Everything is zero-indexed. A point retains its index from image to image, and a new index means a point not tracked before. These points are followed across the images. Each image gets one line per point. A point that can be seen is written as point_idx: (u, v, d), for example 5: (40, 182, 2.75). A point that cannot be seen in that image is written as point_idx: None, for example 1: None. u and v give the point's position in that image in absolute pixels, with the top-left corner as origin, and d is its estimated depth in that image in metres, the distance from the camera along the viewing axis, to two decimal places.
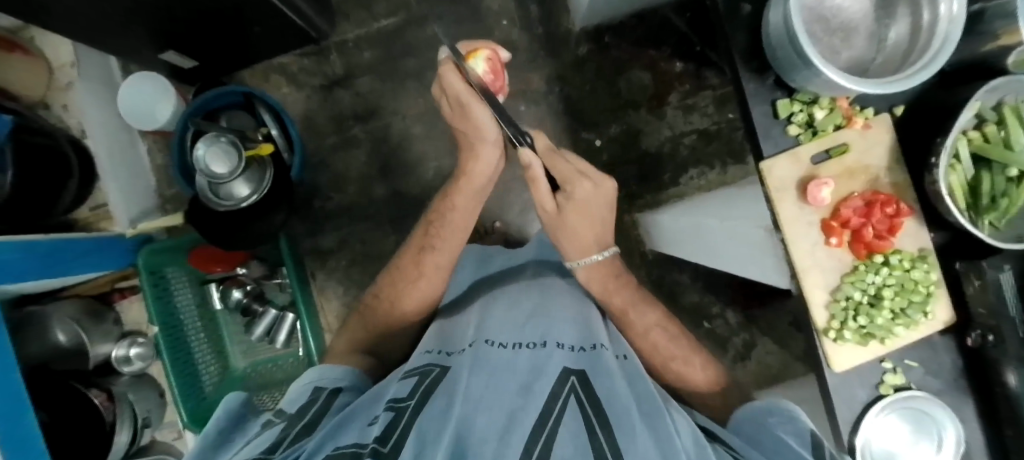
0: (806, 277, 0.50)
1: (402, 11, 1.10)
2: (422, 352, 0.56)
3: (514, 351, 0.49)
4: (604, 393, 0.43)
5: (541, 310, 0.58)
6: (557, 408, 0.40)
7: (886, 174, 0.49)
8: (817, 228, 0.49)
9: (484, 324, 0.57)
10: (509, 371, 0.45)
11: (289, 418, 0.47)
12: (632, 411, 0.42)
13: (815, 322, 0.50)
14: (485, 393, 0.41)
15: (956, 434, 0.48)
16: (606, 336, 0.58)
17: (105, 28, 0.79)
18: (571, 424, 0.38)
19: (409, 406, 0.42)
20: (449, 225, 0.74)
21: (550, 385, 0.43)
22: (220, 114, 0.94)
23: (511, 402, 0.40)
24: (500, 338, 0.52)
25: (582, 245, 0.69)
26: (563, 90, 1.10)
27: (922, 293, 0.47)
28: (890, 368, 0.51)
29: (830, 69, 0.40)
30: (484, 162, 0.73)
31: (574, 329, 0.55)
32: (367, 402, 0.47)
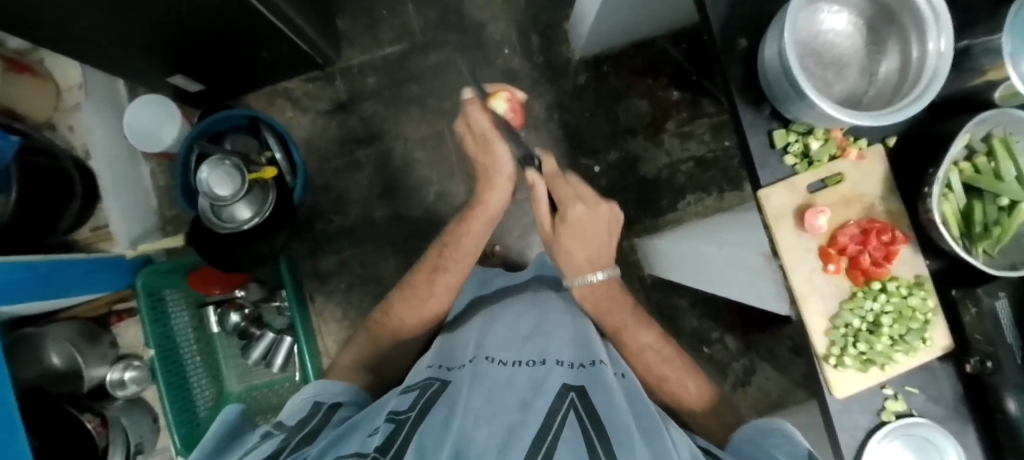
0: (806, 305, 0.50)
1: (407, 39, 1.13)
2: (422, 366, 0.55)
3: (514, 367, 0.48)
4: (602, 410, 0.42)
5: (542, 326, 0.57)
6: (556, 424, 0.39)
7: (881, 202, 0.50)
8: (815, 254, 0.50)
9: (485, 340, 0.56)
10: (510, 386, 0.44)
11: (287, 429, 0.46)
12: (631, 428, 0.41)
13: (816, 348, 0.50)
14: (486, 408, 0.41)
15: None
16: (608, 355, 0.57)
17: (116, 52, 0.81)
18: (571, 438, 0.38)
19: (408, 420, 0.42)
20: (464, 250, 0.76)
21: (549, 400, 0.42)
22: (225, 136, 0.96)
23: (511, 418, 0.40)
24: (500, 354, 0.51)
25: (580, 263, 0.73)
26: (563, 116, 1.13)
27: (920, 320, 0.48)
28: (892, 395, 0.51)
29: (825, 102, 0.41)
30: (497, 194, 0.78)
31: (574, 346, 0.55)
32: (367, 414, 0.46)
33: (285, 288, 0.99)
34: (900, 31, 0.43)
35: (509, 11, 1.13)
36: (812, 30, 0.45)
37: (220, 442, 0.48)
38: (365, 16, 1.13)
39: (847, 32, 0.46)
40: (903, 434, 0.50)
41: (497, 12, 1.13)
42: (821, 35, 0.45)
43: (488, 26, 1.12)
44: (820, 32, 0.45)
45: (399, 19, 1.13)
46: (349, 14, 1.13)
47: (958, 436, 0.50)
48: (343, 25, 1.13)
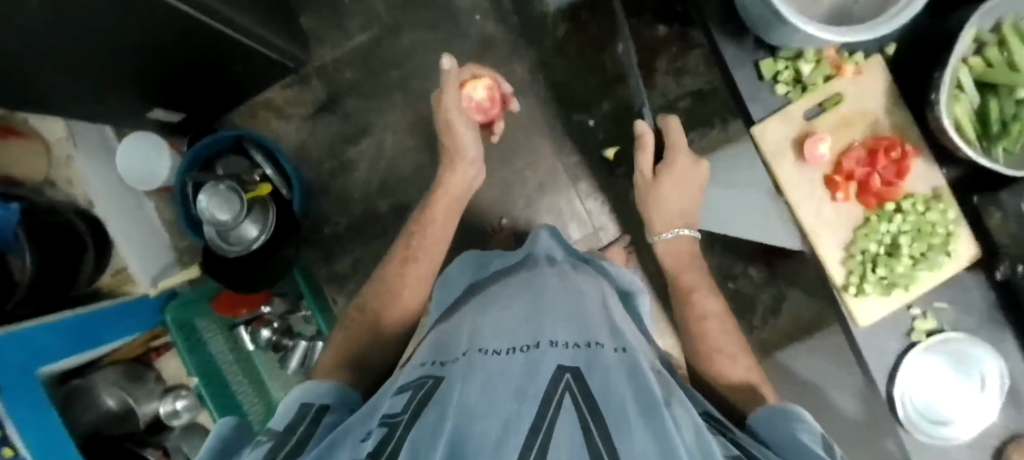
0: (818, 238, 0.49)
1: (375, 25, 1.09)
2: (415, 363, 0.54)
3: (509, 357, 0.47)
4: (599, 392, 0.41)
5: (536, 310, 0.56)
6: (552, 410, 0.38)
7: (887, 117, 0.47)
8: (821, 185, 0.48)
9: (478, 331, 0.55)
10: (504, 377, 0.43)
11: (276, 435, 0.42)
12: (628, 409, 0.39)
13: (833, 279, 0.49)
14: (479, 401, 0.40)
15: (998, 368, 0.47)
16: (604, 330, 0.56)
17: (93, 101, 0.81)
18: (566, 424, 0.37)
19: (401, 422, 0.40)
20: (428, 237, 0.77)
21: (543, 386, 0.42)
22: (215, 162, 0.94)
23: (505, 410, 0.39)
24: (494, 345, 0.50)
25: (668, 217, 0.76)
26: (549, 75, 1.08)
27: (941, 234, 0.46)
28: (920, 314, 0.49)
29: (809, 24, 0.38)
30: (460, 176, 0.80)
31: (568, 326, 0.53)
32: (361, 416, 0.45)
33: (305, 295, 1.02)
34: None
35: None
36: None
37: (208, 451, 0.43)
38: (329, 10, 1.09)
39: None
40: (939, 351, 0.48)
41: None
42: None
43: None
44: None
45: (363, 6, 1.09)
46: (312, 10, 1.09)
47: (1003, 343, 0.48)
48: (308, 23, 1.09)
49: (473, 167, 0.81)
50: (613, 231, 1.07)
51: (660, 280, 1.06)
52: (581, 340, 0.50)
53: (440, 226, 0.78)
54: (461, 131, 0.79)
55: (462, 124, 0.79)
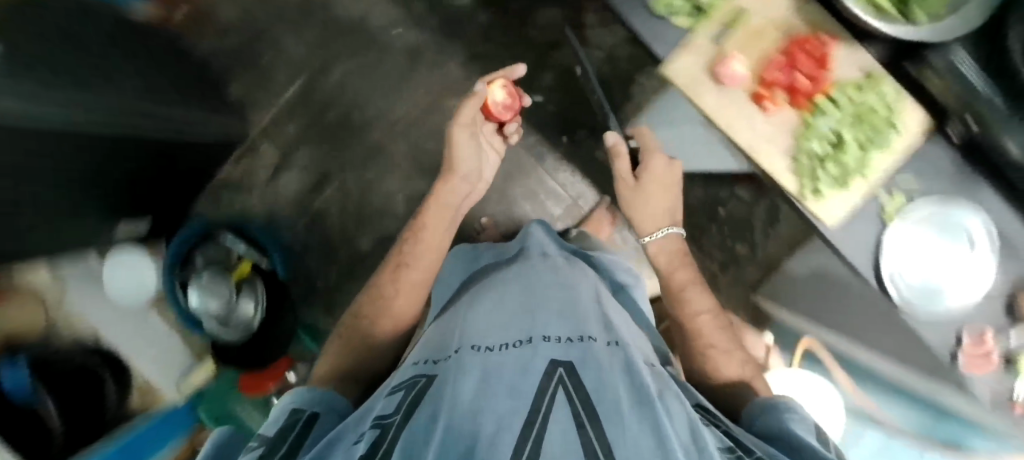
0: (762, 155, 0.47)
1: (292, 71, 1.02)
2: (411, 361, 0.54)
3: (504, 356, 0.47)
4: (592, 386, 0.41)
5: (529, 308, 0.56)
6: (544, 403, 0.39)
7: (793, 17, 0.46)
8: (749, 101, 0.47)
9: (469, 331, 0.55)
10: (499, 373, 0.44)
11: (266, 441, 0.43)
12: (621, 404, 0.40)
13: (788, 190, 0.48)
14: (474, 398, 0.41)
15: (982, 224, 0.47)
16: (596, 321, 0.55)
17: (61, 244, 0.81)
18: (559, 417, 0.37)
19: (394, 423, 0.42)
20: (421, 246, 0.70)
21: (536, 381, 0.42)
22: (193, 254, 0.93)
23: (499, 407, 0.39)
24: (488, 343, 0.50)
25: (654, 215, 0.65)
26: (481, 64, 1.00)
27: (880, 116, 0.45)
28: (888, 197, 0.48)
29: None
30: (452, 191, 0.75)
31: (559, 320, 0.53)
32: (358, 419, 0.46)
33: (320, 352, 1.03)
34: None
35: None
36: None
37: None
38: None
39: None
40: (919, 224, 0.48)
41: None
42: None
43: (367, 13, 1.01)
44: None
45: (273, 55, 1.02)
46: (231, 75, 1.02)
47: (981, 197, 0.47)
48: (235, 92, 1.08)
49: (464, 183, 0.76)
50: (591, 195, 1.06)
51: None
52: (574, 334, 0.50)
53: (432, 240, 0.71)
54: (460, 143, 0.73)
55: (466, 137, 0.74)
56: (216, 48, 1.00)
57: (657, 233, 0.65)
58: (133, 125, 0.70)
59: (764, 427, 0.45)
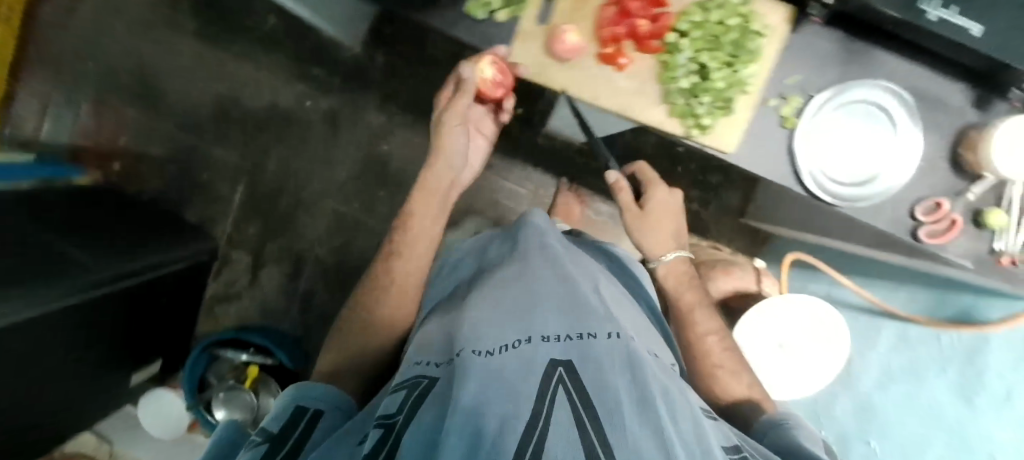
0: (635, 111, 0.46)
1: (230, 177, 1.03)
2: (404, 362, 0.37)
3: (499, 352, 0.31)
4: (596, 382, 0.28)
5: (525, 281, 0.41)
6: (541, 410, 0.25)
7: None
8: (600, 65, 0.45)
9: (461, 316, 0.38)
10: (503, 366, 0.29)
11: (268, 436, 0.32)
12: (625, 409, 0.26)
13: (676, 133, 0.46)
14: (478, 388, 0.27)
15: (891, 96, 0.44)
16: (594, 299, 0.40)
17: (82, 425, 0.84)
18: (561, 427, 0.24)
19: (397, 422, 0.28)
20: (413, 243, 0.57)
21: (531, 381, 0.28)
22: (209, 378, 0.97)
23: (494, 410, 0.25)
24: (478, 335, 0.33)
25: (661, 239, 0.58)
26: (397, 101, 0.99)
27: (734, 29, 0.43)
28: (780, 101, 0.45)
29: None
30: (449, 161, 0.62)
31: (559, 302, 0.38)
32: (357, 426, 0.32)
33: None
34: None
35: (275, 69, 0.99)
36: None
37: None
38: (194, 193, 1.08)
39: None
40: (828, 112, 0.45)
41: (270, 77, 0.99)
42: None
43: (276, 98, 1.00)
44: None
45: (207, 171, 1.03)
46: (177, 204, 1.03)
47: (878, 66, 0.45)
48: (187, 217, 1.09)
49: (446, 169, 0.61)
50: (552, 182, 1.02)
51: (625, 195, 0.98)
52: (574, 324, 0.35)
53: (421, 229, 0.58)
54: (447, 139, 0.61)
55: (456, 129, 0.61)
56: (164, 183, 1.03)
57: (666, 256, 0.57)
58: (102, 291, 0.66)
59: (773, 439, 0.38)
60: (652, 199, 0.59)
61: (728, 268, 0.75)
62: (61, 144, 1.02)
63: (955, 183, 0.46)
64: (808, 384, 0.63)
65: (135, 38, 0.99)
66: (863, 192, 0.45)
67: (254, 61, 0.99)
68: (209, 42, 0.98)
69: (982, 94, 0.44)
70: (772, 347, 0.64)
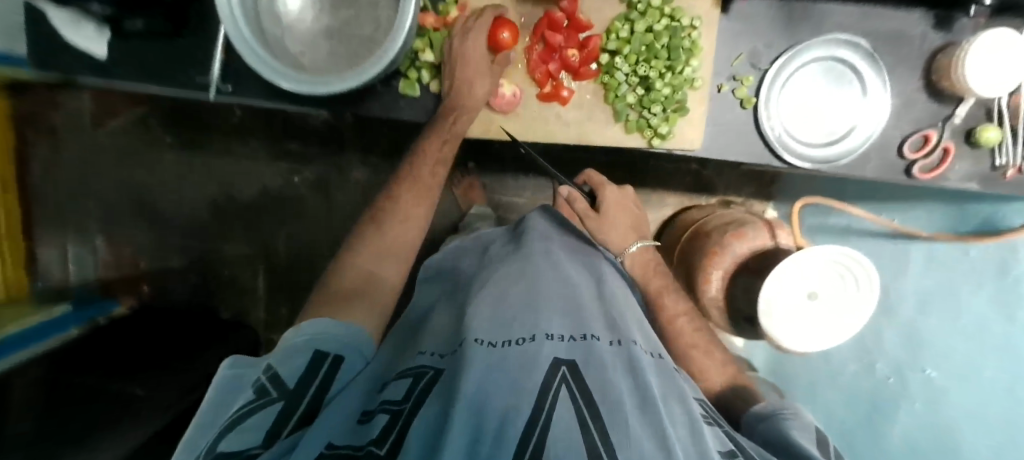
0: (592, 137, 0.45)
1: (241, 270, 1.03)
2: (411, 352, 0.40)
3: (507, 348, 0.33)
4: (599, 383, 0.30)
5: (532, 276, 0.42)
6: (547, 405, 0.28)
7: (524, 10, 0.44)
8: (543, 104, 0.45)
9: (470, 307, 0.40)
10: (509, 360, 0.32)
11: (283, 394, 0.34)
12: (626, 410, 0.29)
13: (639, 146, 0.45)
14: (485, 382, 0.29)
15: (851, 46, 0.42)
16: (595, 301, 0.42)
17: None
18: (562, 423, 0.27)
19: (403, 411, 0.31)
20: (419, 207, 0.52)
21: (536, 375, 0.30)
22: None
23: (496, 409, 0.28)
24: (486, 329, 0.35)
25: (622, 231, 0.59)
26: (375, 151, 0.96)
27: (663, 31, 0.41)
28: (734, 84, 0.44)
29: (345, 81, 0.40)
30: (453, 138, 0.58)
31: (564, 300, 0.39)
32: (366, 392, 0.36)
33: None
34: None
35: (254, 155, 0.99)
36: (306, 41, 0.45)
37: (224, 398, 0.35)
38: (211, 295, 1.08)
39: (305, 11, 0.45)
40: (788, 80, 0.44)
41: (253, 164, 1.00)
42: (321, 30, 0.45)
43: (264, 183, 1.00)
44: (318, 30, 0.45)
45: (217, 271, 1.03)
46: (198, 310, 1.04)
47: (826, 17, 0.43)
48: None
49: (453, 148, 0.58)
50: None
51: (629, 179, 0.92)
52: (578, 324, 0.36)
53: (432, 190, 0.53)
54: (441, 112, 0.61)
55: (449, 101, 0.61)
56: (189, 291, 1.04)
57: (631, 247, 0.59)
58: (187, 402, 0.68)
59: (764, 432, 0.40)
60: (606, 197, 0.60)
61: (740, 229, 0.69)
62: (88, 282, 1.04)
63: (937, 111, 0.44)
64: (829, 337, 0.59)
65: (121, 166, 1.02)
66: (846, 148, 0.44)
67: (234, 154, 0.99)
68: (188, 148, 1.00)
69: (943, 14, 0.43)
70: (802, 296, 0.58)
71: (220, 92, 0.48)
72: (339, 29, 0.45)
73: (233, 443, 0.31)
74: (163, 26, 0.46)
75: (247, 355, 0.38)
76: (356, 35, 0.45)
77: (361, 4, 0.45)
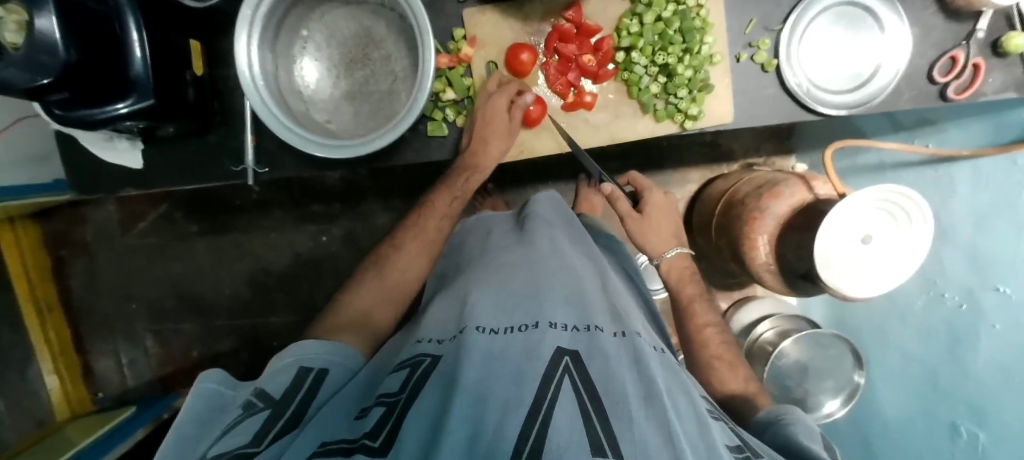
0: (625, 133, 0.46)
1: (286, 338, 1.03)
2: (410, 340, 0.41)
3: (507, 337, 0.35)
4: (601, 377, 0.31)
5: (533, 267, 0.43)
6: (549, 392, 0.29)
7: (531, 28, 0.45)
8: (571, 112, 0.46)
9: (471, 296, 0.41)
10: (508, 352, 0.32)
11: (273, 402, 0.36)
12: (629, 399, 0.29)
13: (672, 131, 0.46)
14: (486, 374, 0.30)
15: None
16: (600, 294, 0.42)
17: None
18: (564, 409, 0.27)
19: (399, 400, 0.31)
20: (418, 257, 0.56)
21: (538, 365, 0.31)
22: None
23: (496, 396, 0.28)
24: (488, 319, 0.37)
25: (661, 238, 0.60)
26: (394, 195, 0.98)
27: (671, 16, 0.42)
28: (753, 50, 0.44)
29: (371, 138, 0.41)
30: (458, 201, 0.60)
31: (566, 291, 0.41)
32: (360, 398, 0.36)
33: None
34: (375, 45, 0.45)
35: (278, 225, 1.01)
36: (326, 107, 0.46)
37: (205, 416, 0.36)
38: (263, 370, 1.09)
39: (323, 80, 0.46)
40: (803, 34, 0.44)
41: (280, 234, 1.01)
42: (340, 92, 0.46)
43: (293, 249, 1.02)
44: (336, 93, 0.46)
45: (263, 344, 1.04)
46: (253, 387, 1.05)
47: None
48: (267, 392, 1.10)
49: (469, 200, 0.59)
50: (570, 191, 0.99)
51: (649, 164, 0.92)
52: (581, 316, 0.37)
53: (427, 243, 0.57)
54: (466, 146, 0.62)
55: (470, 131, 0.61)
56: (244, 369, 1.04)
57: (669, 254, 0.59)
58: None
59: (776, 437, 0.40)
60: (651, 201, 0.61)
61: (774, 189, 0.68)
62: (146, 382, 1.06)
63: (958, 29, 0.44)
64: (885, 282, 0.58)
65: (155, 264, 1.05)
66: (876, 86, 0.43)
67: (260, 228, 1.01)
68: (214, 233, 1.02)
69: None
70: (857, 240, 0.57)
71: (257, 176, 0.49)
72: (358, 89, 0.46)
73: (228, 441, 0.32)
74: (192, 128, 0.48)
75: (231, 377, 0.40)
76: (375, 92, 0.46)
77: (374, 61, 0.46)
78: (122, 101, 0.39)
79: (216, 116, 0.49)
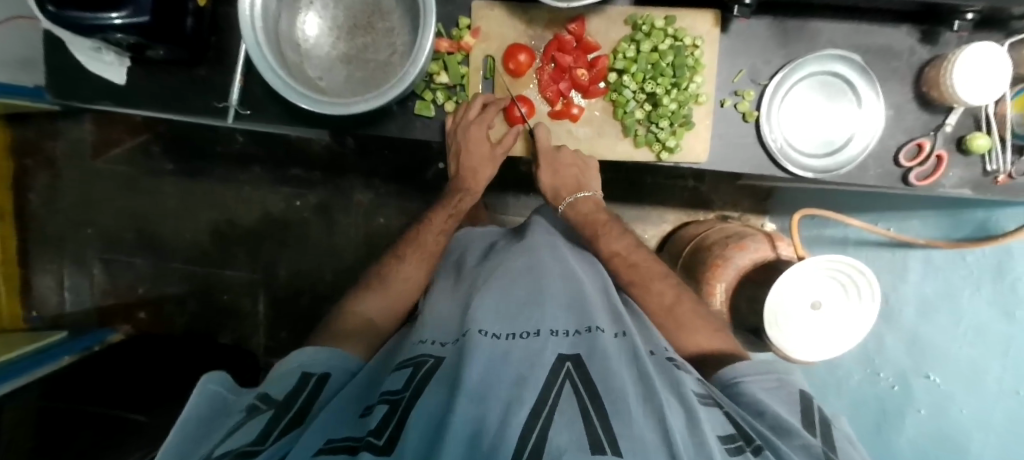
0: (602, 151, 0.48)
1: (241, 292, 1.01)
2: (410, 341, 0.41)
3: (509, 343, 0.35)
4: (601, 377, 0.31)
5: (536, 270, 0.44)
6: (550, 399, 0.29)
7: (531, 32, 0.46)
8: (556, 120, 0.48)
9: (473, 301, 0.42)
10: (512, 359, 0.33)
11: (276, 403, 0.35)
12: (629, 397, 0.29)
13: (648, 159, 0.47)
14: (491, 377, 0.30)
15: (847, 61, 0.45)
16: (599, 301, 0.42)
17: None
18: (564, 415, 0.28)
19: (403, 400, 0.31)
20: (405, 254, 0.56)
21: (542, 374, 0.31)
22: None
23: (498, 398, 0.29)
24: (490, 324, 0.37)
25: (564, 182, 0.52)
26: (377, 174, 0.97)
27: (666, 50, 0.44)
28: (737, 98, 0.46)
29: (358, 105, 0.41)
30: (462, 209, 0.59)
31: (567, 296, 0.42)
32: (361, 397, 0.36)
33: None
34: (379, 14, 0.46)
35: (255, 181, 1.00)
36: (319, 65, 0.46)
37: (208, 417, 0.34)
38: None
39: (321, 38, 0.46)
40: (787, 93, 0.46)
41: (255, 190, 1.00)
42: (335, 53, 0.47)
43: (266, 208, 1.00)
44: (331, 53, 0.46)
45: (215, 296, 1.02)
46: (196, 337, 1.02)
47: (820, 34, 0.45)
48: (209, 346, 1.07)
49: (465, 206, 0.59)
50: None
51: (630, 197, 0.94)
52: (582, 318, 0.38)
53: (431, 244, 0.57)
54: None
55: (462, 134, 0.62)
56: (189, 319, 1.02)
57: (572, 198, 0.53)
58: None
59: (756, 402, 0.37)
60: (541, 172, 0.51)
61: (742, 241, 0.69)
62: (85, 312, 1.02)
63: (929, 120, 0.47)
64: (838, 345, 0.59)
65: (120, 195, 1.02)
66: (848, 156, 0.46)
67: (236, 181, 1.00)
68: (189, 177, 1.01)
69: (927, 30, 0.45)
70: (806, 307, 0.58)
71: (238, 115, 0.49)
72: (356, 54, 0.46)
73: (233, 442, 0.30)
74: (184, 57, 0.48)
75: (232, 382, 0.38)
76: (372, 60, 0.46)
77: (377, 31, 0.46)
78: (116, 11, 0.38)
79: (209, 50, 0.49)
